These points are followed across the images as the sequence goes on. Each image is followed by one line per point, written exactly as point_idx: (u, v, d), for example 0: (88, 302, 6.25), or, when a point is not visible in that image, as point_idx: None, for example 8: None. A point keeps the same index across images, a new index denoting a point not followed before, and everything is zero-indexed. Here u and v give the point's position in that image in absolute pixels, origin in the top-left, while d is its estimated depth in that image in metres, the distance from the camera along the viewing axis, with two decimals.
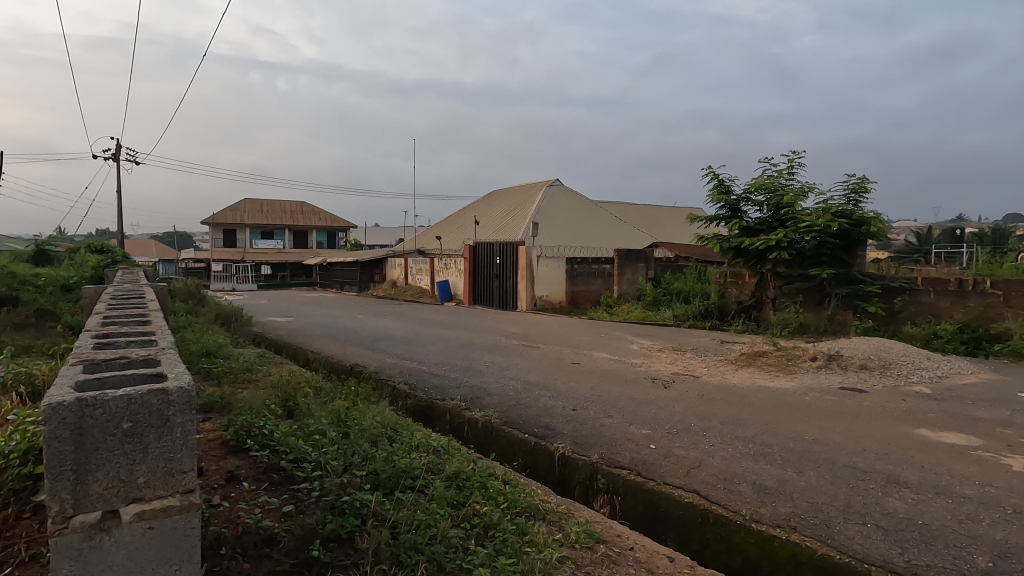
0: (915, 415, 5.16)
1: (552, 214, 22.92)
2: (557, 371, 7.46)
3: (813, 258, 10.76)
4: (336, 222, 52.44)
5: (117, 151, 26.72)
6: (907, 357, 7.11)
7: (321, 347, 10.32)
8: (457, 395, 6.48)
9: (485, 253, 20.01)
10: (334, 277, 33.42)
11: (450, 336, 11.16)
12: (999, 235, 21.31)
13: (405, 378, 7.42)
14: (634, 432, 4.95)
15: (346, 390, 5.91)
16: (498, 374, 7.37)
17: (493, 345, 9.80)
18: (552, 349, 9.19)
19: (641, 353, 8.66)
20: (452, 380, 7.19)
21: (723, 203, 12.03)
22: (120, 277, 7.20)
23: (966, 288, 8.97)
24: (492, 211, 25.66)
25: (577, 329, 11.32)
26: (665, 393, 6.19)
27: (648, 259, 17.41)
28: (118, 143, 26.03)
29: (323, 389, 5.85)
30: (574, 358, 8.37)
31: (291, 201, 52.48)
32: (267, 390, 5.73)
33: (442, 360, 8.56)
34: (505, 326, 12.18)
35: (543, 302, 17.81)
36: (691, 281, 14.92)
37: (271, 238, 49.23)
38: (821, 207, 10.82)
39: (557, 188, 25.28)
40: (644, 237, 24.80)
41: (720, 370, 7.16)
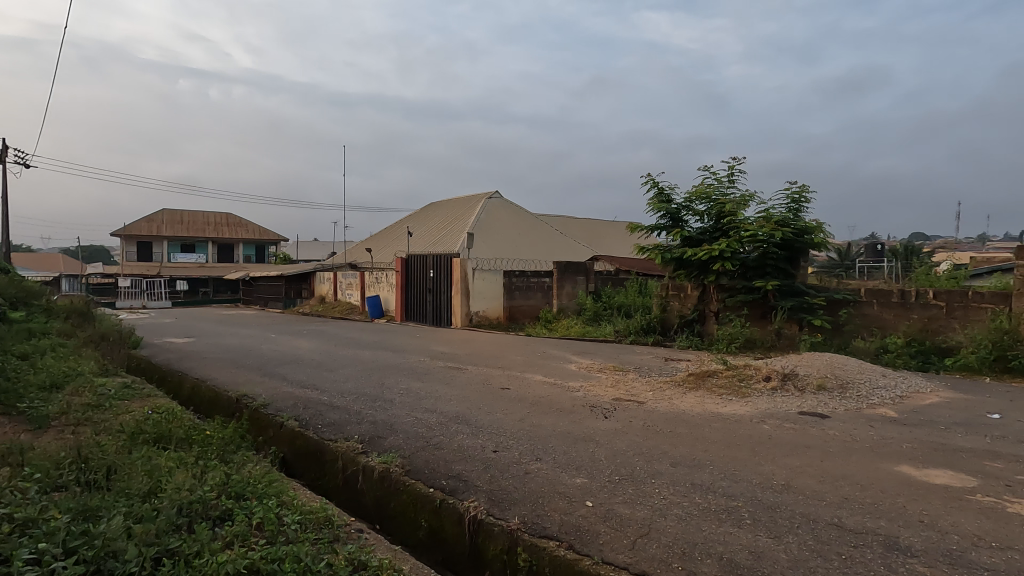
0: (891, 447, 4.41)
1: (490, 226, 21.99)
2: (482, 400, 6.36)
3: (756, 268, 10.26)
4: (265, 235, 49.48)
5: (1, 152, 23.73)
6: (863, 375, 6.50)
7: (210, 373, 8.76)
8: (355, 434, 5.26)
9: (417, 266, 18.75)
10: (258, 293, 31.07)
11: (367, 357, 9.84)
12: (915, 250, 22.22)
13: (299, 413, 6.11)
14: (567, 482, 3.91)
15: (203, 432, 4.59)
16: (412, 405, 6.20)
17: (414, 368, 8.59)
18: (480, 372, 8.09)
19: (580, 376, 7.71)
20: (355, 413, 5.96)
21: (663, 212, 11.43)
22: None
23: (909, 299, 8.62)
24: (427, 223, 24.44)
25: (511, 348, 10.27)
26: (605, 425, 5.22)
27: (588, 273, 16.69)
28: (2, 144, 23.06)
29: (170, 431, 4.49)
30: (504, 383, 7.31)
31: (216, 214, 49.18)
32: (90, 438, 4.33)
33: (350, 386, 7.28)
34: (432, 345, 10.98)
35: (480, 318, 16.72)
36: (632, 295, 14.28)
37: (192, 252, 45.72)
38: (762, 215, 10.36)
39: (496, 200, 24.43)
40: (585, 251, 24.27)
41: (666, 394, 6.29)
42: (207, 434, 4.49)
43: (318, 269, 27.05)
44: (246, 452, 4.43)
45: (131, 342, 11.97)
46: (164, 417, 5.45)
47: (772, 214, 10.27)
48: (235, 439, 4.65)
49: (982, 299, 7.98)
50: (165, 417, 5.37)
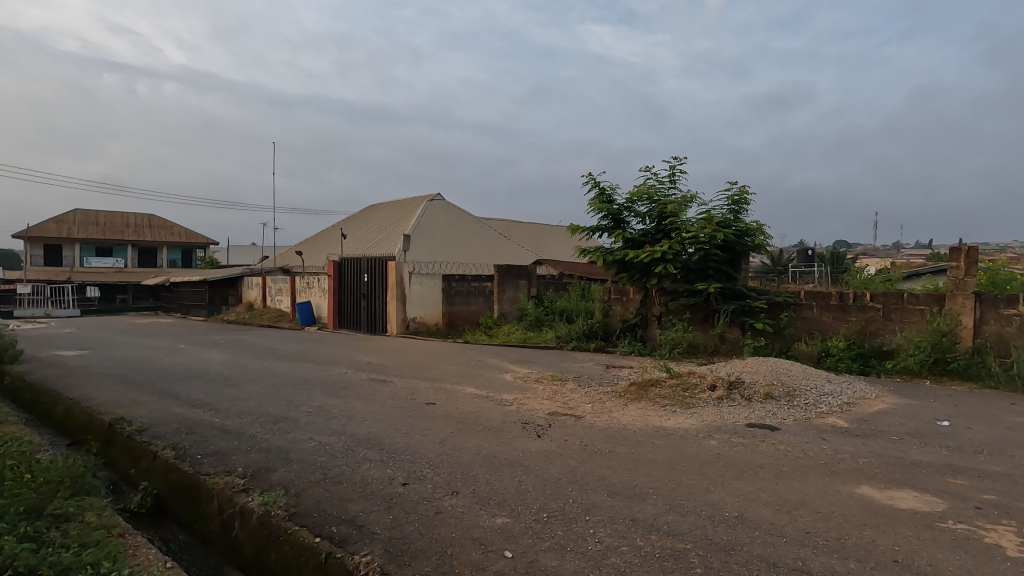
0: (846, 463, 3.99)
1: (430, 229, 21.12)
2: (402, 418, 5.59)
3: (698, 271, 9.98)
4: (192, 239, 46.37)
5: None
6: (809, 381, 6.17)
7: (89, 392, 7.53)
8: (239, 466, 4.37)
9: (351, 270, 17.66)
10: (180, 300, 28.80)
11: (283, 369, 8.82)
12: (841, 256, 23.05)
13: (179, 440, 5.14)
14: (485, 523, 3.22)
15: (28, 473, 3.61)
16: (320, 426, 5.37)
17: (332, 381, 7.69)
18: (406, 385, 7.30)
19: (515, 387, 7.07)
20: (247, 438, 5.05)
21: (605, 212, 11.01)
22: None
23: (848, 302, 8.52)
24: (364, 226, 23.29)
25: (445, 357, 9.52)
26: (537, 446, 4.58)
27: (530, 277, 16.11)
28: None
29: None
30: (430, 397, 6.56)
31: (136, 216, 45.70)
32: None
33: (253, 405, 6.34)
34: (359, 355, 10.06)
35: (417, 325, 15.83)
36: (575, 300, 13.83)
37: (108, 256, 42.14)
38: (704, 216, 10.09)
39: (438, 203, 23.60)
40: (528, 256, 23.81)
41: (606, 407, 5.73)
42: (31, 477, 3.51)
43: (246, 274, 25.27)
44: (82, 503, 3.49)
45: (6, 355, 10.19)
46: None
47: (714, 215, 10.01)
48: (73, 483, 3.69)
49: (916, 301, 7.93)
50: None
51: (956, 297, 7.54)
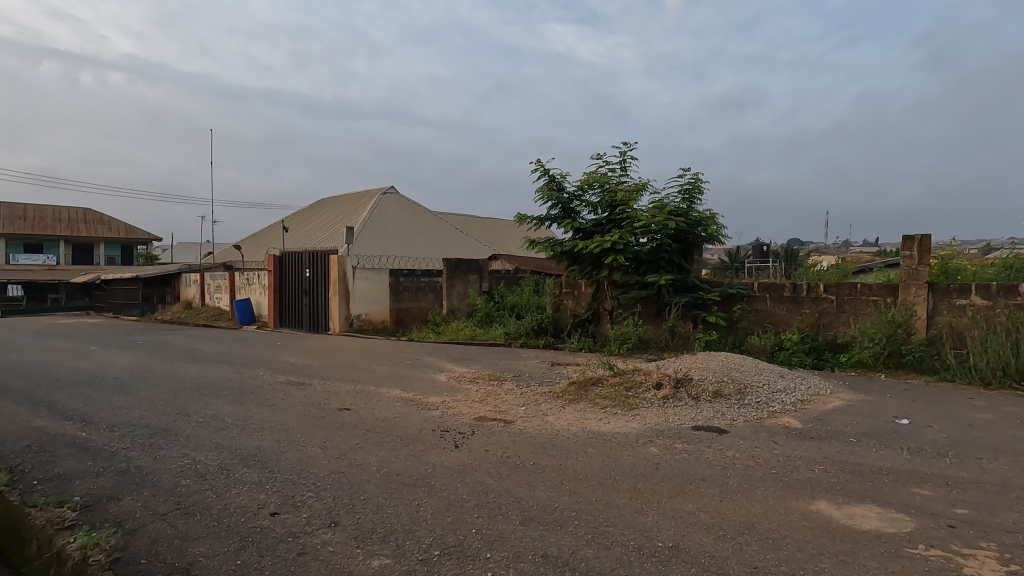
0: (799, 473, 3.46)
1: (381, 222, 20.18)
2: (304, 427, 4.82)
3: (649, 262, 9.49)
4: (133, 234, 43.81)
5: None
6: (761, 377, 5.70)
7: None
8: (76, 493, 3.53)
9: (292, 265, 16.59)
10: (113, 298, 26.93)
11: (192, 372, 7.87)
12: (794, 252, 23.23)
13: (20, 460, 4.24)
14: (356, 568, 2.53)
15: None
16: (202, 439, 4.55)
17: (242, 384, 6.82)
18: (325, 388, 6.51)
19: (446, 388, 6.38)
20: (105, 457, 4.19)
21: (554, 201, 10.41)
22: None
23: (801, 294, 8.17)
24: (311, 220, 22.14)
25: (379, 356, 8.73)
26: (450, 458, 3.90)
27: (481, 271, 15.35)
28: None
29: None
30: (346, 401, 5.81)
31: (71, 210, 42.88)
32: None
33: (134, 415, 5.44)
34: (284, 355, 9.16)
35: (362, 322, 14.92)
36: (526, 294, 13.22)
37: (38, 252, 39.24)
38: (656, 205, 9.61)
39: (390, 196, 22.64)
40: (484, 251, 23.12)
41: (540, 410, 5.09)
42: None
43: (184, 270, 23.73)
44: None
45: None
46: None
47: (666, 203, 9.52)
48: None
49: (869, 292, 7.64)
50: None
51: (910, 287, 7.26)
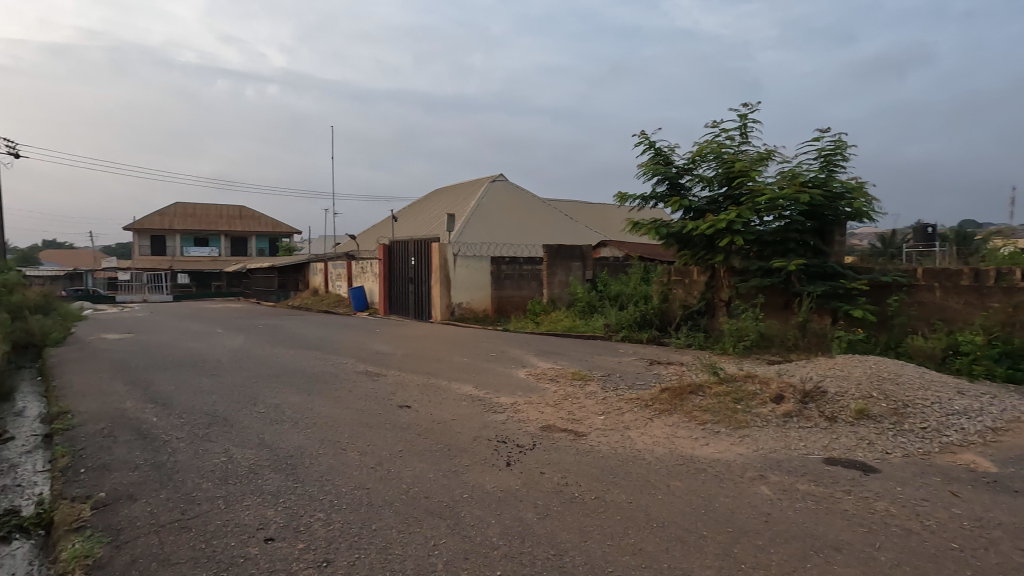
0: (1000, 555, 2.24)
1: (487, 209, 19.93)
2: (354, 426, 4.37)
3: (775, 244, 7.98)
4: (278, 228, 48.61)
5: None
6: (930, 393, 4.23)
7: (75, 379, 7.02)
8: (105, 488, 3.35)
9: (400, 253, 16.88)
10: (257, 286, 29.87)
11: (284, 358, 7.96)
12: (971, 235, 19.19)
13: (85, 444, 4.26)
14: None
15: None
16: (251, 433, 4.27)
17: (319, 372, 6.66)
18: (396, 380, 6.10)
19: (522, 385, 5.64)
20: (155, 447, 4.06)
21: (660, 176, 9.18)
22: None
23: (986, 283, 6.31)
24: (422, 210, 22.57)
25: (464, 347, 8.25)
26: (495, 481, 3.17)
27: (584, 258, 14.39)
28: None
29: None
30: (411, 396, 5.32)
31: (230, 208, 48.61)
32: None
33: (206, 401, 5.41)
34: (374, 342, 9.03)
35: (463, 310, 14.72)
36: (632, 282, 12.08)
37: (204, 246, 44.94)
38: (784, 175, 8.02)
39: (498, 183, 22.37)
40: (593, 238, 21.99)
41: (621, 422, 4.17)
42: None
43: (312, 259, 25.52)
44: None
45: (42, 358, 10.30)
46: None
47: (799, 173, 7.90)
48: None
49: None
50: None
51: None
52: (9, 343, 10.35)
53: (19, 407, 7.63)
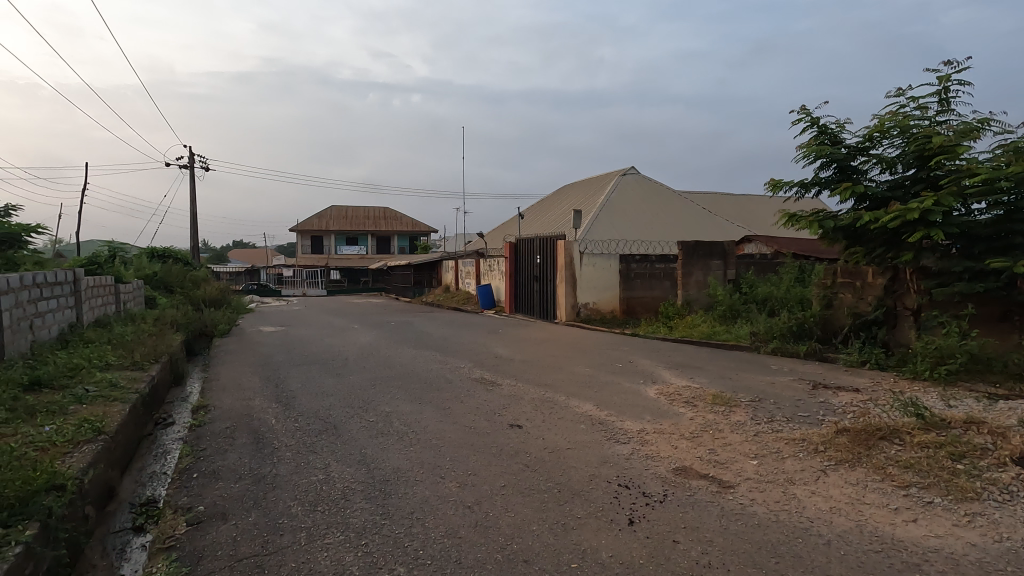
0: None
1: (616, 204, 18.93)
2: (458, 447, 3.94)
3: (990, 240, 6.24)
4: (417, 227, 51.56)
5: (191, 164, 27.51)
6: None
7: (224, 372, 7.57)
8: (203, 502, 3.24)
9: (526, 251, 16.58)
10: (396, 282, 31.73)
11: (405, 358, 7.92)
12: None
13: (207, 444, 4.34)
14: None
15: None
16: (354, 447, 4.03)
17: (435, 377, 6.42)
18: (511, 390, 5.63)
19: (652, 406, 4.84)
20: (263, 454, 3.97)
21: (825, 158, 7.68)
22: None
23: None
24: (549, 207, 22.15)
25: (587, 355, 7.58)
26: (612, 547, 2.50)
27: (726, 255, 12.75)
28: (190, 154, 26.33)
29: None
30: (523, 413, 4.79)
31: (376, 209, 52.60)
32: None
33: (323, 404, 5.39)
34: (493, 345, 8.70)
35: (589, 311, 14.02)
36: (784, 285, 10.40)
37: (354, 244, 49.17)
38: (1004, 150, 6.22)
39: (629, 177, 21.20)
40: (736, 233, 19.92)
41: (783, 472, 3.24)
42: None
43: (444, 257, 26.41)
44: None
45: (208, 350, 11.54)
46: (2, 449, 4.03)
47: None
48: None
49: None
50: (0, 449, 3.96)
51: None
52: (188, 332, 11.79)
53: (182, 394, 8.46)
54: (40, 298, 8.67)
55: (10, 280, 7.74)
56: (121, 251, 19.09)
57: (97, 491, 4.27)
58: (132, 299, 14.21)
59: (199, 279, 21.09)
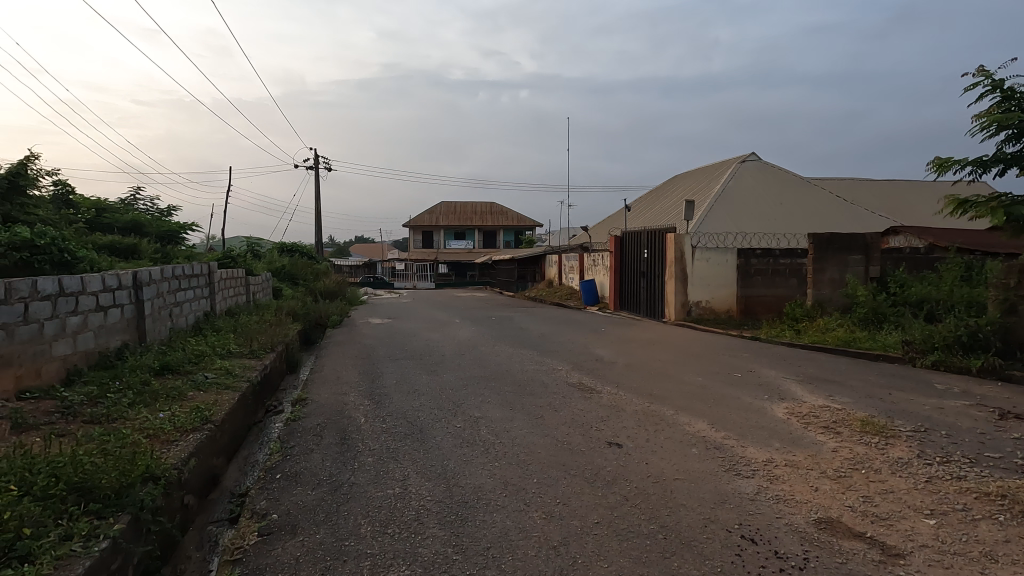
0: None
1: (734, 194, 17.35)
2: (549, 466, 3.48)
3: None
4: (523, 222, 51.80)
5: (317, 164, 29.68)
6: None
7: (328, 364, 7.76)
8: (279, 509, 3.08)
9: (632, 245, 15.69)
10: (500, 276, 31.99)
11: (501, 357, 7.62)
12: None
13: (297, 442, 4.28)
14: None
15: (26, 484, 3.00)
16: (436, 458, 3.72)
17: (530, 379, 6.04)
18: (611, 400, 5.07)
19: (781, 430, 4.05)
20: (346, 458, 3.81)
21: (1012, 129, 6.17)
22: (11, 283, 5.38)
23: None
24: (658, 199, 20.93)
25: (699, 362, 6.77)
26: None
27: (868, 250, 11.05)
28: (315, 155, 28.37)
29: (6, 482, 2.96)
30: (624, 428, 4.22)
31: (483, 205, 53.63)
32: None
33: (413, 404, 5.20)
34: (595, 346, 8.14)
35: (702, 310, 12.91)
36: (945, 285, 8.72)
37: (462, 239, 50.55)
38: None
39: (749, 164, 19.38)
40: (878, 223, 17.45)
41: (976, 543, 2.41)
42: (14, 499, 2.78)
43: (548, 252, 26.06)
44: (28, 532, 2.67)
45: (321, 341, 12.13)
46: (118, 436, 4.23)
47: None
48: (70, 521, 2.87)
49: None
50: (115, 436, 4.15)
51: None
52: (305, 323, 12.49)
53: (293, 382, 8.85)
54: (178, 289, 9.52)
55: (152, 273, 8.49)
56: (255, 246, 20.95)
57: (199, 480, 4.37)
58: (260, 290, 15.43)
59: (320, 272, 22.61)
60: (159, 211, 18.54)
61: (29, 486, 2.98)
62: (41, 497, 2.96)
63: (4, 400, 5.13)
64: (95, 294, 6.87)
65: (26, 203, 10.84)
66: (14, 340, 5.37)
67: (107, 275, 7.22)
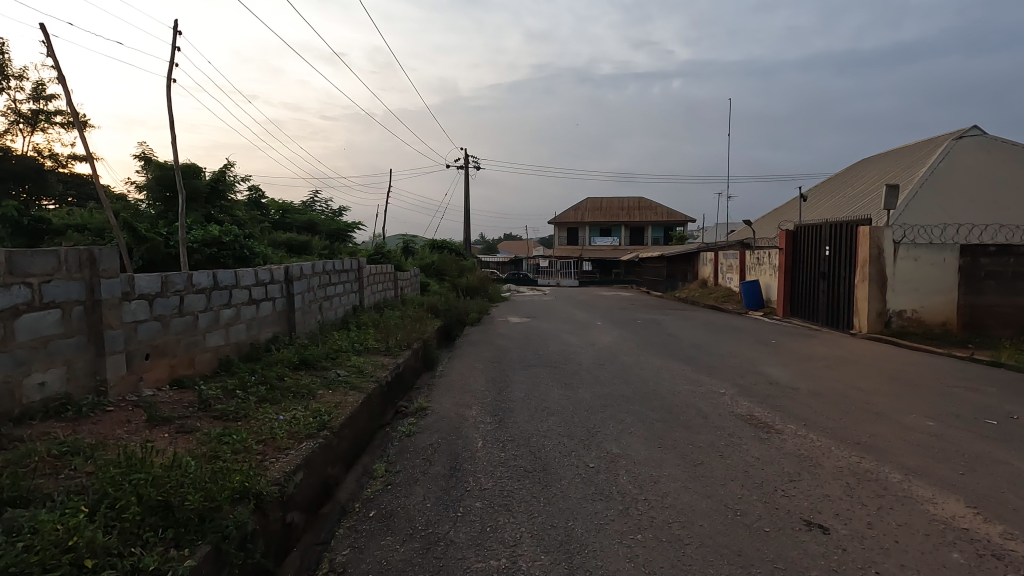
0: None
1: (950, 177, 13.89)
2: (716, 556, 2.42)
3: None
4: (673, 217, 48.75)
5: (467, 164, 30.56)
6: None
7: (458, 367, 7.32)
8: (357, 569, 2.46)
9: (809, 241, 13.28)
10: (647, 275, 30.12)
11: (647, 371, 6.51)
12: None
13: (405, 466, 3.71)
14: None
15: (109, 500, 2.74)
16: (558, 515, 2.84)
17: (684, 405, 4.88)
18: (799, 447, 3.76)
19: None
20: (451, 499, 3.10)
21: None
22: (172, 277, 5.70)
23: None
24: (842, 187, 17.73)
25: (922, 396, 5.02)
26: None
27: None
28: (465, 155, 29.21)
29: (89, 497, 2.72)
30: (826, 498, 2.96)
31: (630, 200, 51.53)
32: (30, 479, 3.13)
33: (541, 428, 4.39)
34: (766, 365, 6.64)
35: (906, 321, 10.35)
36: None
37: (607, 236, 49.07)
38: None
39: (971, 139, 15.47)
40: None
41: None
42: (86, 521, 2.49)
43: (702, 249, 23.73)
44: (89, 563, 2.33)
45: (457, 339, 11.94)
46: (231, 441, 4.03)
47: None
48: (140, 550, 2.53)
49: None
50: (230, 444, 3.94)
51: None
52: (445, 320, 12.44)
53: (425, 382, 8.61)
54: (328, 284, 9.86)
55: (304, 266, 8.79)
56: (409, 243, 21.99)
57: (308, 495, 4.03)
58: (408, 285, 15.91)
59: (466, 269, 23.03)
60: (330, 211, 20.27)
61: (110, 503, 2.70)
62: (120, 517, 2.67)
63: (157, 388, 5.37)
64: (248, 287, 7.12)
65: (223, 205, 12.20)
66: (170, 330, 5.62)
67: (260, 270, 7.49)
